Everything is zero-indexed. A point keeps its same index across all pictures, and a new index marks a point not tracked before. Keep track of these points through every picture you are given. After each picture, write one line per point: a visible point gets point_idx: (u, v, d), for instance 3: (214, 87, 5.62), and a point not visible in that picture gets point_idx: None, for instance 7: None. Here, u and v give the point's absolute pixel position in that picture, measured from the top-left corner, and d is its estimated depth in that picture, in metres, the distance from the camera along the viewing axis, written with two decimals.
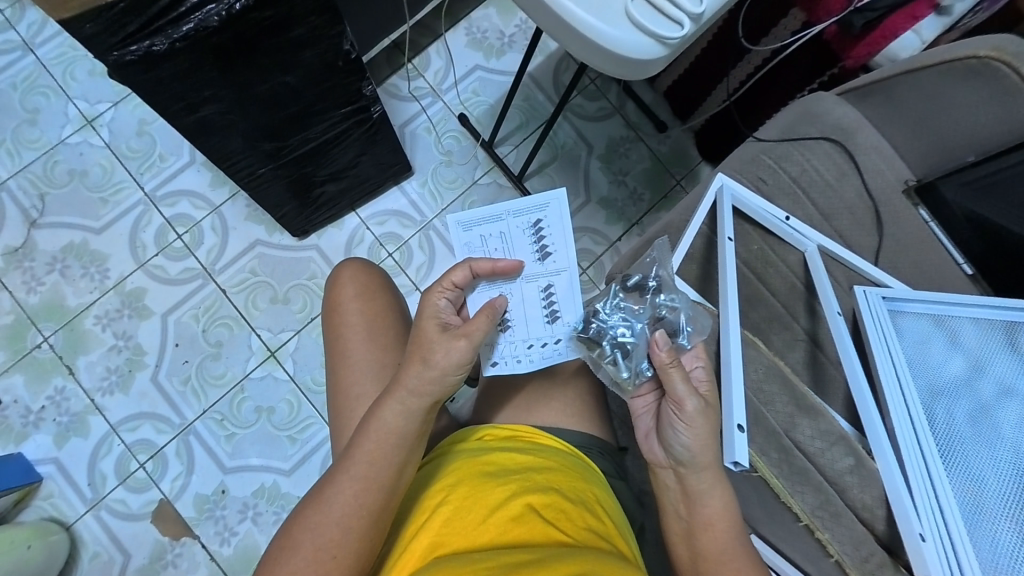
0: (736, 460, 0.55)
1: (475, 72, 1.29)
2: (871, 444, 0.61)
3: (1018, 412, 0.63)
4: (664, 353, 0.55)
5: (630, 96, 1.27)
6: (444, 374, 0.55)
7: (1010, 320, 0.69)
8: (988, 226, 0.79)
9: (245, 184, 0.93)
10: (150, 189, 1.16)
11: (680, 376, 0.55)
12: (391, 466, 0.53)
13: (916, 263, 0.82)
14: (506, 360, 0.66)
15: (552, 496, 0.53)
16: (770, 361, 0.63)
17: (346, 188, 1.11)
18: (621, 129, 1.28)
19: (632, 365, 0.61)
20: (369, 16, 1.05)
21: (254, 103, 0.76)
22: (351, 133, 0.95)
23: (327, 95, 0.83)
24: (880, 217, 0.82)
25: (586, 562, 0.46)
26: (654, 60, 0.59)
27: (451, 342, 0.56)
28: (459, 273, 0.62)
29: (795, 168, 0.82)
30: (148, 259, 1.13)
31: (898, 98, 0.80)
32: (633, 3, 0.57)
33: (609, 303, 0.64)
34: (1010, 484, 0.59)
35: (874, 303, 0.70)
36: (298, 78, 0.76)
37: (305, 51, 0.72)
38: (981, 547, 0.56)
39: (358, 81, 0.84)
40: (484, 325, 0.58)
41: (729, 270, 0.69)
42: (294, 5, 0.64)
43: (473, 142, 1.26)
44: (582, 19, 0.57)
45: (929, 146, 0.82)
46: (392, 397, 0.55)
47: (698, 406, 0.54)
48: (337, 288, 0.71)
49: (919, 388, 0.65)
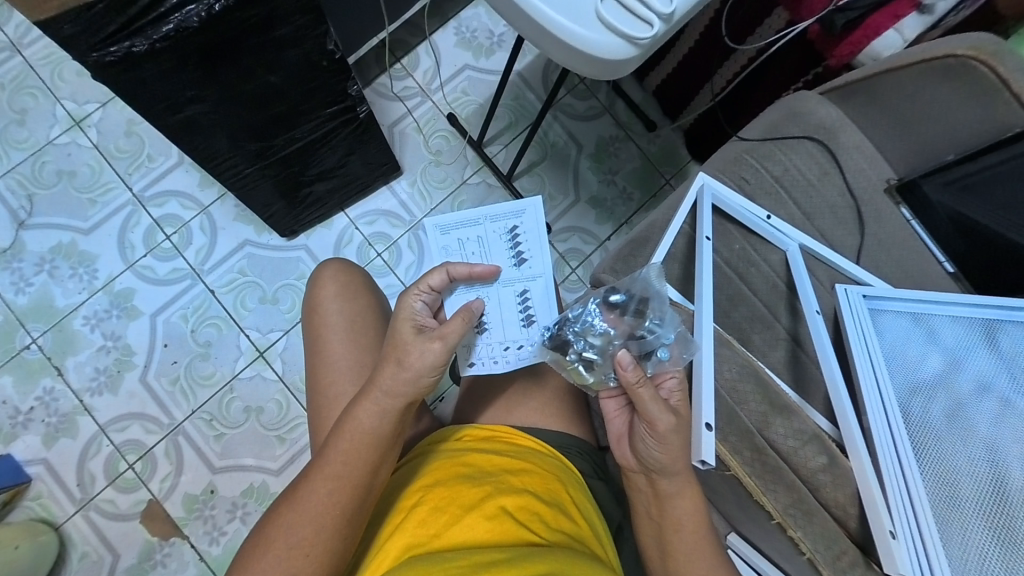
0: (704, 459, 0.54)
1: (465, 71, 1.29)
2: (846, 441, 0.62)
3: (995, 411, 0.63)
4: (630, 373, 0.54)
5: (619, 95, 1.27)
6: (418, 376, 0.56)
7: (988, 319, 0.69)
8: (968, 223, 0.80)
9: (233, 184, 0.93)
10: (139, 189, 1.16)
11: (649, 396, 0.54)
12: (366, 466, 0.54)
13: (898, 263, 0.82)
14: (484, 360, 0.66)
15: (525, 497, 0.53)
16: (745, 360, 0.63)
17: (335, 187, 1.11)
18: (610, 128, 1.28)
19: (600, 375, 0.61)
20: (354, 16, 1.05)
21: (238, 103, 0.76)
22: (338, 132, 0.95)
23: (313, 95, 0.83)
24: (862, 216, 0.83)
25: (555, 562, 0.46)
26: (628, 60, 0.59)
27: (426, 343, 0.56)
28: (436, 276, 0.62)
29: (778, 167, 0.83)
30: (136, 259, 1.13)
31: (879, 97, 0.80)
32: (604, 5, 0.57)
33: (585, 313, 0.63)
34: (982, 482, 0.59)
35: (854, 301, 0.70)
36: (283, 78, 0.76)
37: (288, 51, 0.72)
38: (951, 545, 0.56)
39: (344, 81, 0.84)
40: (460, 327, 0.58)
41: (706, 271, 0.70)
42: (277, 4, 0.64)
43: (463, 141, 1.26)
44: (555, 21, 0.57)
45: (910, 145, 0.83)
46: (367, 397, 0.55)
47: (669, 422, 0.54)
48: (318, 288, 0.71)
49: (896, 385, 0.65)
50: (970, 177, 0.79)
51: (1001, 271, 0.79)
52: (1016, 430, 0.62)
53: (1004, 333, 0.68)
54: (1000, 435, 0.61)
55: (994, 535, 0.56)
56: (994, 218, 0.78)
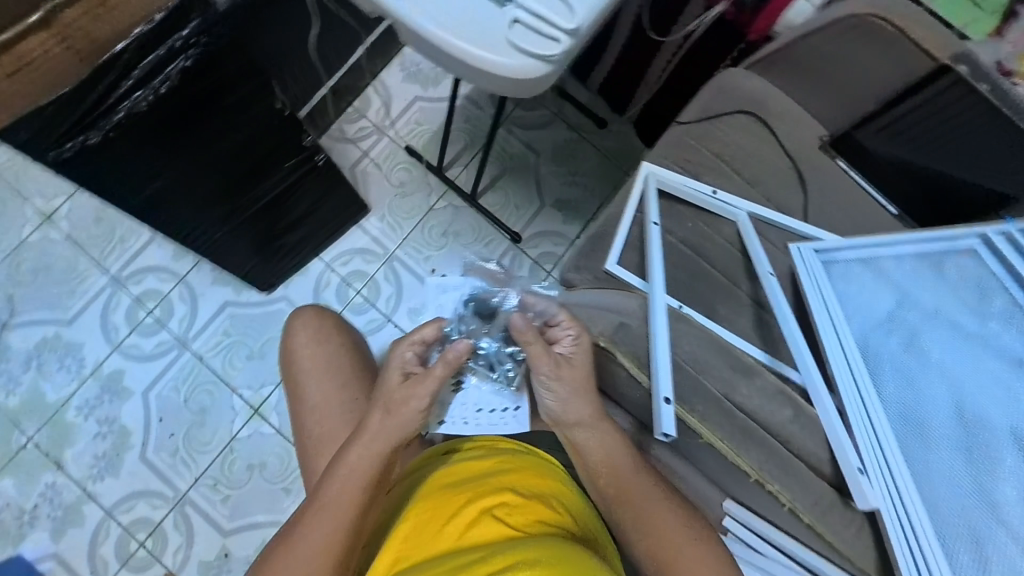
0: (665, 431, 0.57)
1: (415, 103, 1.34)
2: (808, 390, 0.65)
3: (935, 342, 0.68)
4: (524, 332, 0.57)
5: (566, 99, 1.33)
6: (404, 421, 0.57)
7: (933, 252, 0.73)
8: (910, 168, 0.85)
9: (206, 244, 0.99)
10: (115, 272, 1.19)
11: (542, 351, 0.57)
12: (360, 507, 0.55)
13: (845, 211, 0.87)
14: (457, 420, 0.63)
15: (508, 494, 0.54)
16: (705, 333, 0.64)
17: (308, 234, 1.15)
18: (565, 132, 1.34)
19: (499, 372, 0.63)
20: (298, 73, 1.10)
21: (201, 172, 0.80)
22: (301, 183, 1.01)
23: (271, 152, 0.88)
24: (802, 175, 0.88)
25: (540, 546, 0.47)
26: (545, 78, 0.56)
27: (412, 389, 0.58)
28: (429, 329, 0.61)
29: (717, 144, 0.88)
30: (121, 340, 1.15)
31: (799, 57, 0.86)
32: (512, 30, 0.55)
33: (455, 332, 0.63)
34: (936, 411, 0.63)
35: (808, 258, 0.73)
36: (241, 138, 0.81)
37: (239, 114, 0.77)
38: (915, 474, 0.60)
39: (298, 133, 0.90)
40: (440, 376, 0.58)
41: (658, 267, 0.76)
42: (223, 75, 0.70)
43: (423, 169, 1.31)
44: (468, 53, 0.55)
45: (836, 101, 0.88)
46: (359, 442, 0.56)
47: (547, 366, 0.58)
48: (294, 339, 0.72)
49: (852, 328, 0.69)
50: (896, 123, 0.83)
51: (944, 207, 0.85)
52: (958, 360, 0.66)
53: (949, 263, 0.72)
54: (944, 364, 0.66)
55: (949, 458, 0.60)
56: (931, 159, 0.82)
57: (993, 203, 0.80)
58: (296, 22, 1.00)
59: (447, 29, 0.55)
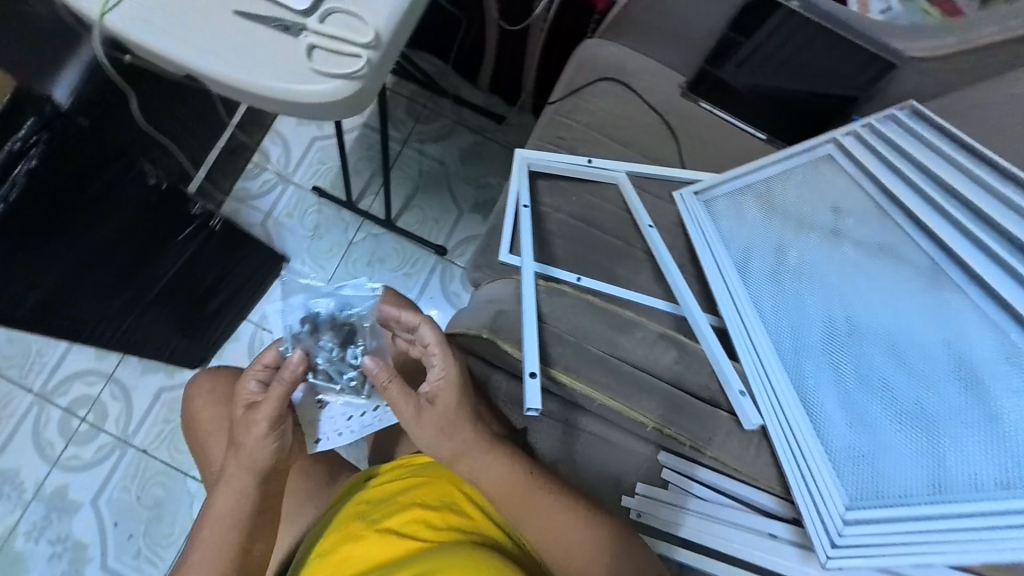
0: (530, 407, 0.56)
1: (314, 144, 1.33)
2: (695, 330, 0.72)
3: (813, 255, 0.72)
4: (379, 374, 0.56)
5: (463, 104, 1.36)
6: (255, 455, 0.56)
7: (808, 165, 0.77)
8: (778, 95, 0.88)
9: (119, 336, 0.96)
10: (39, 387, 1.14)
11: (399, 393, 0.56)
12: (235, 546, 0.56)
13: (720, 149, 0.90)
14: (329, 434, 0.66)
15: (412, 511, 0.56)
16: (576, 297, 0.67)
17: (234, 292, 1.14)
18: (468, 136, 1.35)
19: (344, 380, 0.64)
20: (184, 138, 1.08)
21: (84, 264, 0.79)
22: (201, 250, 1.03)
23: (158, 228, 0.91)
24: (671, 125, 0.90)
25: (429, 560, 0.50)
26: (366, 91, 0.60)
27: (252, 416, 0.56)
28: (270, 353, 0.59)
29: (586, 115, 0.90)
30: (58, 455, 1.10)
31: (645, 21, 0.90)
32: (315, 59, 0.57)
33: (288, 350, 0.61)
34: (817, 323, 0.68)
35: (688, 201, 0.80)
36: (125, 219, 0.83)
37: (112, 198, 0.79)
38: (800, 383, 0.65)
39: (184, 204, 0.95)
40: (279, 396, 0.56)
41: (526, 237, 0.78)
42: (85, 164, 0.70)
43: (336, 206, 1.30)
44: (281, 90, 0.57)
45: (687, 49, 0.91)
46: (225, 484, 0.57)
47: (410, 413, 0.56)
48: (193, 400, 0.72)
49: (734, 259, 0.75)
50: (752, 56, 0.86)
51: (813, 125, 0.89)
52: (835, 269, 0.70)
53: (824, 169, 0.77)
54: (820, 276, 0.71)
55: (832, 364, 0.65)
56: (795, 83, 0.86)
57: (840, 108, 0.87)
58: (179, 109, 1.03)
59: (252, 75, 0.57)
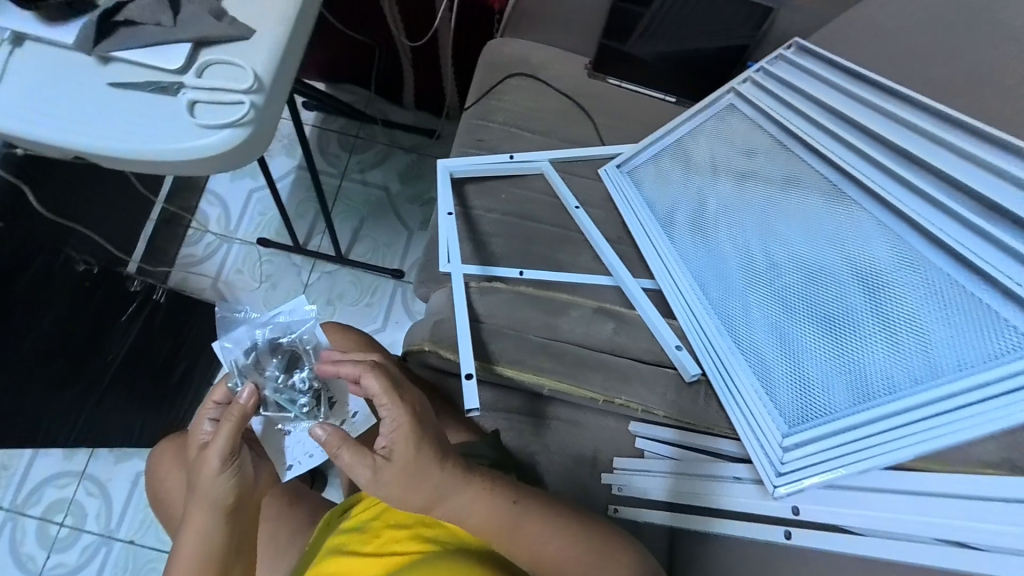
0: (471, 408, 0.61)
1: (252, 196, 1.30)
2: (630, 297, 0.75)
3: (730, 199, 0.74)
4: (328, 439, 0.48)
5: (393, 127, 1.35)
6: (214, 501, 0.54)
7: (716, 116, 0.80)
8: (676, 57, 0.90)
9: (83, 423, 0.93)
10: (8, 502, 1.08)
11: (354, 454, 0.48)
12: None
13: (636, 121, 0.92)
14: (300, 458, 0.63)
15: (382, 534, 0.57)
16: (511, 292, 0.74)
17: (195, 359, 1.12)
18: (404, 157, 1.35)
19: (297, 407, 0.62)
20: (113, 218, 1.07)
21: (40, 358, 0.79)
22: (150, 322, 1.03)
23: (103, 308, 0.92)
24: (585, 107, 0.92)
25: None
26: (256, 135, 0.60)
27: (203, 455, 0.53)
28: (219, 390, 0.57)
29: (501, 113, 0.91)
30: (42, 566, 1.05)
31: (540, 10, 0.92)
32: (197, 114, 0.57)
33: (238, 384, 0.59)
34: (739, 265, 0.69)
35: (613, 176, 0.85)
36: (67, 304, 0.84)
37: (53, 285, 0.80)
38: (731, 326, 0.68)
39: (122, 281, 0.99)
40: (228, 432, 0.53)
41: (450, 240, 0.78)
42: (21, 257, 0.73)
43: (285, 252, 1.26)
44: (167, 151, 0.56)
45: (585, 31, 0.93)
46: (185, 539, 0.55)
47: (367, 477, 0.49)
48: (155, 470, 0.70)
49: (660, 221, 0.80)
50: (647, 24, 0.86)
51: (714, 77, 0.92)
52: (750, 208, 0.71)
53: (733, 114, 0.79)
54: (737, 219, 0.72)
55: (759, 302, 0.66)
56: (688, 44, 0.88)
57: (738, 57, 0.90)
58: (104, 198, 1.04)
59: (134, 142, 0.56)
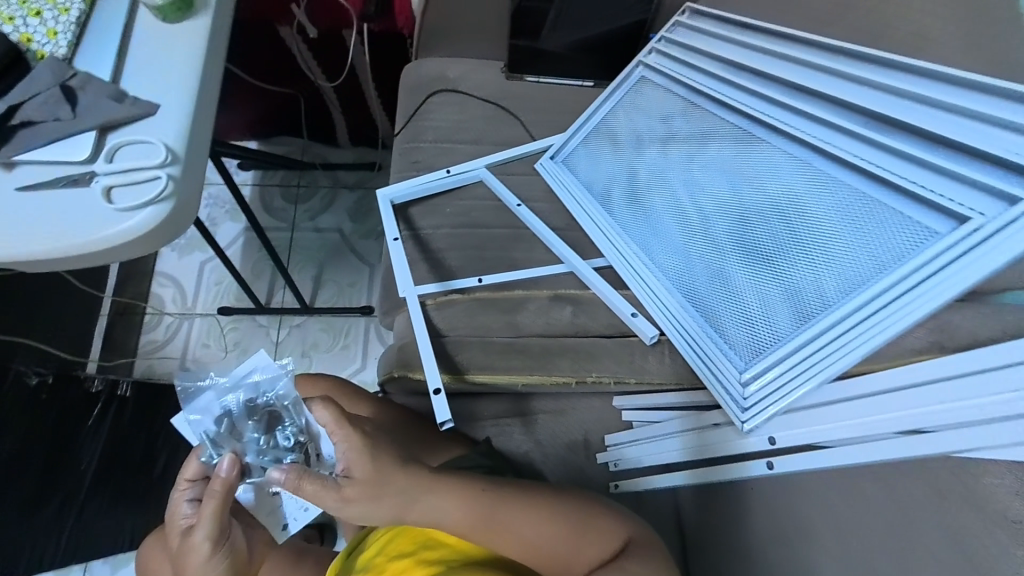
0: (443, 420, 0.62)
1: (206, 266, 1.23)
2: (583, 279, 0.77)
3: (657, 163, 0.76)
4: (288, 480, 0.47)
5: (333, 168, 1.35)
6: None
7: (632, 91, 0.84)
8: (584, 42, 0.93)
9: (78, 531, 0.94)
10: None
11: (317, 486, 0.48)
12: None
13: (560, 112, 0.95)
14: (296, 515, 0.64)
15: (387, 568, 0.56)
16: (466, 301, 0.75)
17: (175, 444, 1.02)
18: (350, 195, 1.35)
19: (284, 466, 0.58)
20: (63, 327, 1.10)
21: None
22: (117, 415, 1.01)
23: (61, 418, 0.97)
24: (509, 108, 0.94)
25: None
26: (184, 205, 0.59)
27: (193, 539, 0.51)
28: (191, 465, 0.55)
29: (430, 132, 0.92)
30: None
31: (447, 27, 0.95)
32: (119, 198, 0.57)
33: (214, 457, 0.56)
34: (676, 222, 0.72)
35: (548, 167, 0.87)
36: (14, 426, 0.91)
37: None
38: (680, 281, 0.69)
39: (78, 385, 1.03)
40: (217, 507, 0.51)
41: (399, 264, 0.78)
42: None
43: (248, 316, 1.20)
44: (95, 241, 0.55)
45: (493, 39, 0.97)
46: None
47: (335, 505, 0.48)
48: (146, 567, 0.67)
49: (598, 198, 0.82)
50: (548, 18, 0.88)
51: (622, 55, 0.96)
52: (676, 168, 0.74)
53: (647, 85, 0.82)
54: (667, 180, 0.74)
55: (700, 253, 0.68)
56: (591, 28, 0.91)
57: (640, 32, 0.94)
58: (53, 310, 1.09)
59: (58, 239, 0.55)
